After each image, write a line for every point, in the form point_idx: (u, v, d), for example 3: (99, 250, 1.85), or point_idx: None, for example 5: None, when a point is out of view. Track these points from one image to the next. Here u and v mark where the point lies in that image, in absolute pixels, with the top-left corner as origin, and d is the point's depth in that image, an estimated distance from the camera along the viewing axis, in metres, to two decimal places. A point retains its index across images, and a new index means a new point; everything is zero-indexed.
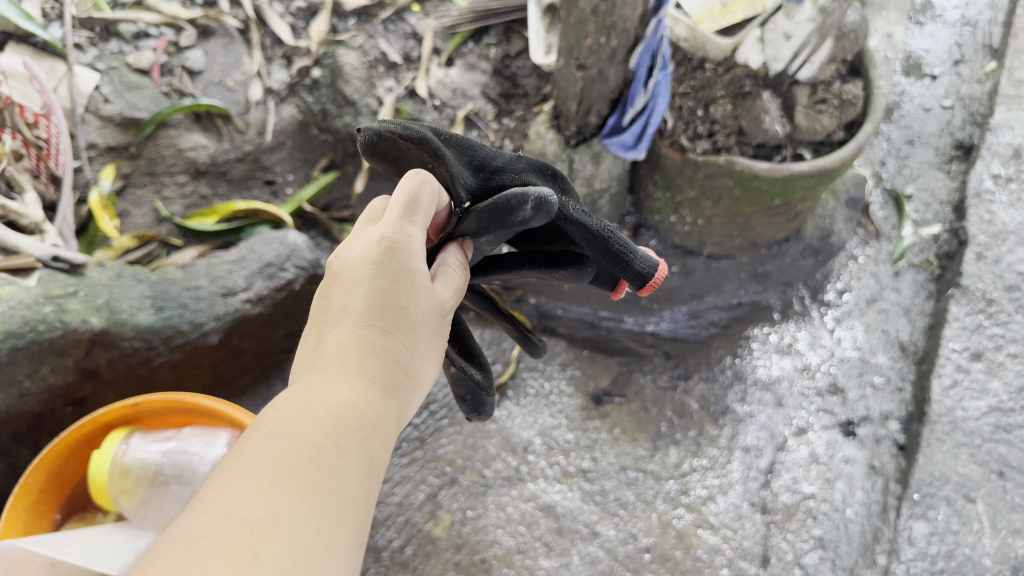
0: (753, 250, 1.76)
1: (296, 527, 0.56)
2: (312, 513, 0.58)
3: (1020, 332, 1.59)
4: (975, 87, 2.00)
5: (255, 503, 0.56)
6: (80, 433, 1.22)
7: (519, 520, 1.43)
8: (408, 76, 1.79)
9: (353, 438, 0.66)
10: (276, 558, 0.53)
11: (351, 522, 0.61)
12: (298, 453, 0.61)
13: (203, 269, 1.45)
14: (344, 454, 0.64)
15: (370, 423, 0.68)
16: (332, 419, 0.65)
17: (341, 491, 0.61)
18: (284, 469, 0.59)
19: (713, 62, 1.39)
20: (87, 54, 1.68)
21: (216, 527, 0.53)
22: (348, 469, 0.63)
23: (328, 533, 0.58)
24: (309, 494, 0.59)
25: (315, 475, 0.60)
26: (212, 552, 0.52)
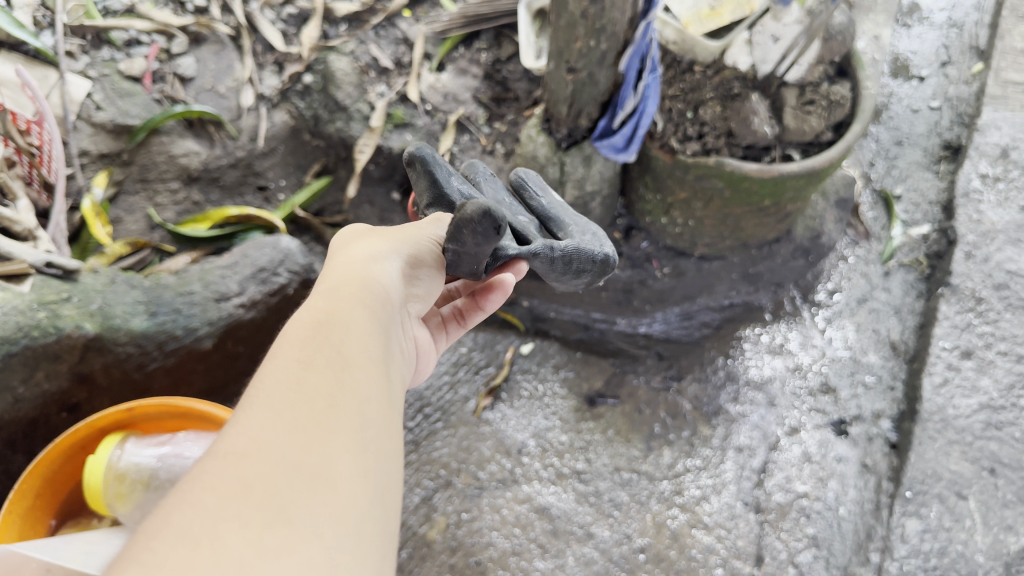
0: (744, 251, 1.75)
1: (278, 443, 0.57)
2: (291, 425, 0.59)
3: (1009, 330, 1.60)
4: (963, 88, 2.02)
5: (236, 439, 0.57)
6: (75, 438, 1.22)
7: (514, 522, 1.44)
8: (400, 81, 1.80)
9: (324, 350, 0.67)
10: (264, 474, 0.55)
11: (343, 423, 0.61)
12: (267, 387, 0.63)
13: (197, 275, 1.46)
14: (315, 368, 0.65)
15: (343, 334, 0.70)
16: (299, 346, 0.67)
17: (322, 398, 0.62)
18: (255, 405, 0.61)
19: (702, 64, 1.41)
20: (79, 61, 1.68)
21: (200, 470, 0.55)
22: (325, 377, 0.64)
23: (317, 439, 0.59)
24: (285, 412, 0.60)
25: (286, 395, 0.62)
26: (202, 489, 0.53)
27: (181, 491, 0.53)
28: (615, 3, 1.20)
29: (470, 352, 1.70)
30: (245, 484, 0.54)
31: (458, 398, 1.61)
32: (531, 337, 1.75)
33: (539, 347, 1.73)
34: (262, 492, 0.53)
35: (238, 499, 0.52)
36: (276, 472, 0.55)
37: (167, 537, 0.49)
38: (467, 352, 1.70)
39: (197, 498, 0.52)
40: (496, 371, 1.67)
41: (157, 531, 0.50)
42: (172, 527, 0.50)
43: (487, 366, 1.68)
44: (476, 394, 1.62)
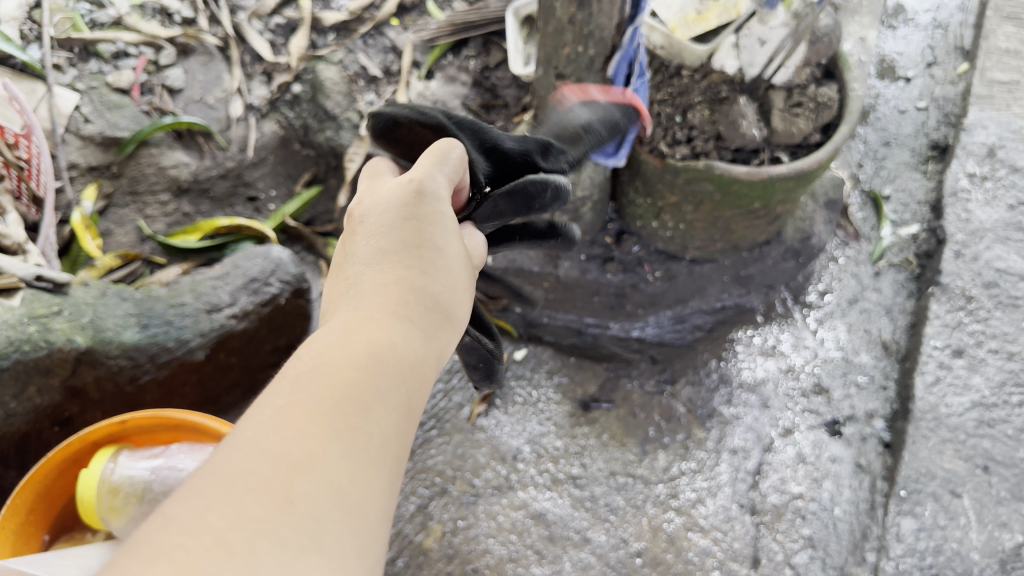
0: (736, 254, 1.75)
1: (330, 470, 0.61)
2: (348, 450, 0.63)
3: (999, 328, 1.61)
4: (949, 88, 2.03)
5: (292, 445, 0.60)
6: (67, 452, 1.21)
7: (510, 528, 1.44)
8: (389, 90, 1.80)
9: (390, 380, 0.70)
10: (309, 494, 0.58)
11: (386, 467, 0.65)
12: (335, 396, 0.65)
13: (188, 286, 1.45)
14: (379, 400, 0.68)
15: (408, 367, 0.72)
16: (370, 361, 0.69)
17: (376, 436, 0.65)
18: (320, 413, 0.63)
19: (689, 69, 1.41)
20: (66, 75, 1.68)
21: (250, 465, 0.58)
22: (385, 413, 0.67)
23: (363, 479, 0.62)
24: (346, 440, 0.63)
25: (350, 418, 0.64)
26: (248, 491, 0.57)
27: (228, 483, 0.57)
28: (603, 8, 1.21)
29: None
30: (290, 503, 0.57)
31: (452, 405, 1.62)
32: (523, 344, 1.77)
33: (533, 353, 1.74)
34: (304, 517, 0.57)
35: (281, 519, 0.56)
36: (321, 501, 0.59)
37: (203, 536, 0.53)
38: (460, 358, 1.70)
39: (244, 504, 0.56)
40: None
41: (195, 522, 0.54)
42: (211, 528, 0.54)
43: None
44: (470, 401, 1.62)
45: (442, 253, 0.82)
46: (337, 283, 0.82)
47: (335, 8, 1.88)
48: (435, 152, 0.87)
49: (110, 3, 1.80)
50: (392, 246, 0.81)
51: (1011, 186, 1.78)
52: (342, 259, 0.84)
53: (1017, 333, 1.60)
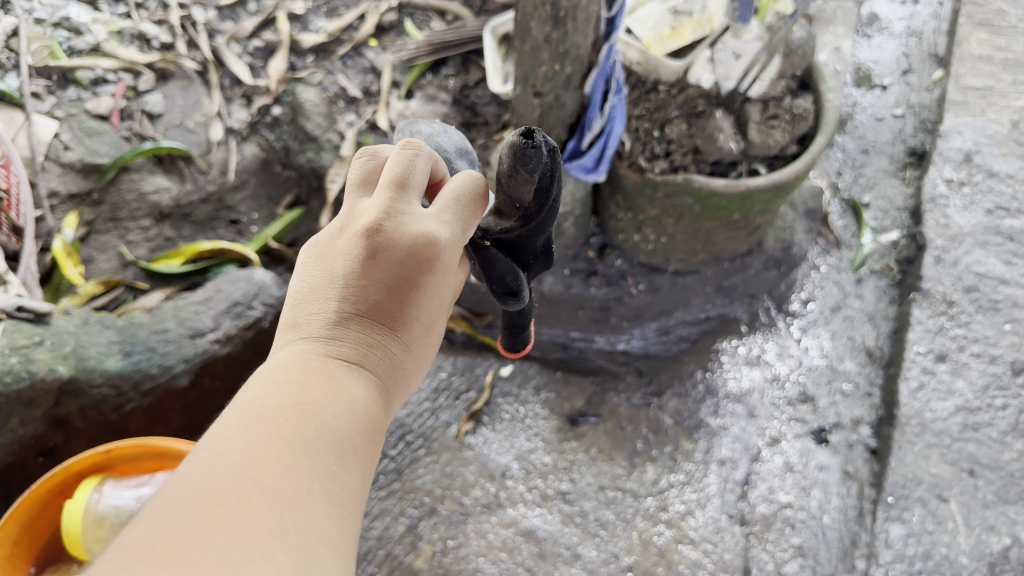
0: (717, 265, 1.76)
1: (313, 511, 0.61)
2: (329, 494, 0.63)
3: (981, 332, 1.62)
4: (924, 95, 2.06)
5: (282, 480, 0.60)
6: (50, 483, 1.20)
7: (501, 546, 1.43)
8: (369, 110, 1.81)
9: (364, 439, 0.70)
10: (298, 532, 0.58)
11: (354, 520, 0.65)
12: (318, 441, 0.65)
13: (170, 312, 1.45)
14: (355, 457, 0.68)
15: (375, 427, 0.72)
16: (350, 414, 0.69)
17: (350, 491, 0.65)
18: (308, 457, 0.63)
19: (666, 83, 1.43)
20: (45, 102, 1.69)
21: (242, 494, 0.58)
22: (357, 464, 0.68)
23: (340, 524, 0.62)
24: (327, 488, 0.63)
25: (331, 464, 0.65)
26: (243, 518, 0.57)
27: (225, 508, 0.56)
28: (578, 27, 1.21)
29: (450, 377, 1.70)
30: (283, 532, 0.57)
31: (439, 423, 1.61)
32: (509, 360, 1.76)
33: (519, 368, 1.74)
34: (294, 547, 0.57)
35: (275, 545, 0.56)
36: (309, 535, 0.59)
37: (210, 552, 0.53)
38: (446, 377, 1.70)
39: (243, 528, 0.56)
40: (475, 396, 1.66)
41: (201, 537, 0.54)
42: (216, 547, 0.54)
43: (467, 391, 1.67)
44: (457, 419, 1.62)
45: (426, 308, 0.80)
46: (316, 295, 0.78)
47: (313, 30, 1.92)
48: (458, 197, 0.80)
49: (87, 29, 1.81)
50: (385, 285, 0.76)
51: (988, 191, 1.80)
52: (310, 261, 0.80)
53: (998, 336, 1.62)
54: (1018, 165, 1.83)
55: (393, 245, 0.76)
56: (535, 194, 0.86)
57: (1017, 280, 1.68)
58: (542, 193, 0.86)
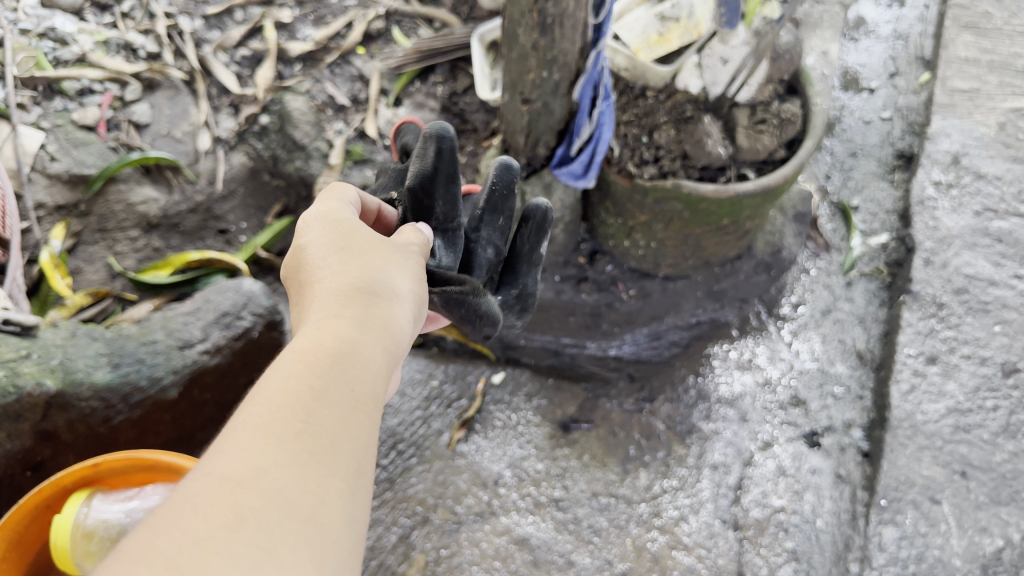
0: (707, 269, 1.77)
1: (275, 476, 0.58)
2: (292, 449, 0.60)
3: (971, 333, 1.63)
4: (911, 98, 2.07)
5: (236, 462, 0.58)
6: (37, 499, 1.19)
7: (494, 555, 1.42)
8: (357, 118, 1.81)
9: (327, 374, 0.67)
10: (258, 503, 0.56)
11: (339, 466, 0.62)
12: (273, 406, 0.63)
13: (159, 323, 1.44)
14: (322, 400, 0.65)
15: (349, 354, 0.70)
16: (303, 364, 0.67)
17: (323, 430, 0.63)
18: (260, 427, 0.61)
19: (654, 89, 1.43)
20: (31, 113, 1.67)
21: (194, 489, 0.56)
22: (330, 411, 0.65)
23: (314, 482, 0.60)
24: (287, 439, 0.61)
25: (293, 422, 0.62)
26: (191, 512, 0.54)
27: (173, 512, 0.54)
28: (565, 34, 1.21)
29: (441, 386, 1.69)
30: (240, 517, 0.55)
31: (431, 432, 1.60)
32: (501, 367, 1.76)
33: (510, 376, 1.74)
34: (257, 530, 0.54)
35: (230, 532, 0.53)
36: (273, 511, 0.56)
37: (152, 563, 0.50)
38: (438, 385, 1.69)
39: (190, 524, 0.53)
40: (467, 404, 1.66)
41: (145, 549, 0.51)
42: (162, 553, 0.51)
43: (459, 399, 1.67)
44: (449, 427, 1.62)
45: None
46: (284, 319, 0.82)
47: (300, 39, 1.92)
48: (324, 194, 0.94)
49: (72, 40, 1.80)
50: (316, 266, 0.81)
51: (976, 192, 1.81)
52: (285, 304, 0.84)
53: (988, 338, 1.62)
54: (1005, 166, 1.84)
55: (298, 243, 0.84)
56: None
57: (1007, 281, 1.69)
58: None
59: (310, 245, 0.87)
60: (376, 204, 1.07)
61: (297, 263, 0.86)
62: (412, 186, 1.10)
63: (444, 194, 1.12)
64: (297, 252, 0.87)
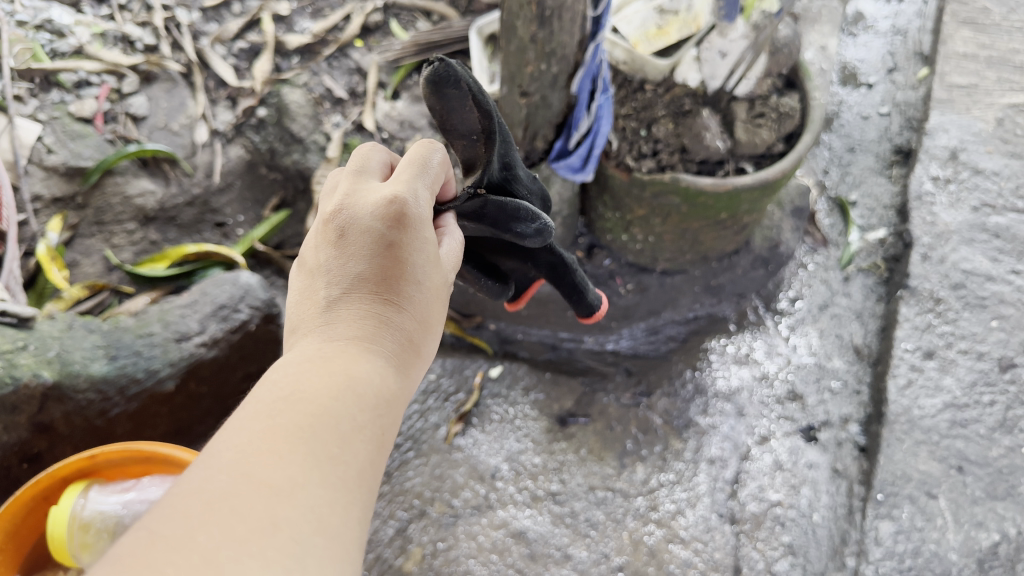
0: (704, 263, 1.78)
1: (312, 499, 0.59)
2: (330, 476, 0.61)
3: (968, 328, 1.63)
4: (909, 93, 2.07)
5: (275, 470, 0.59)
6: (36, 488, 1.19)
7: (491, 548, 1.43)
8: (355, 110, 1.80)
9: (363, 404, 0.68)
10: (294, 522, 0.57)
11: (363, 501, 0.64)
12: (315, 425, 0.64)
13: (156, 316, 1.44)
14: (357, 429, 0.67)
15: (384, 393, 0.71)
16: (346, 388, 0.68)
17: (355, 462, 0.64)
18: (303, 442, 0.62)
19: (652, 82, 1.41)
20: (28, 105, 1.67)
21: (233, 489, 0.57)
22: (362, 444, 0.66)
23: (341, 509, 0.61)
24: (325, 464, 0.62)
25: (332, 447, 0.63)
26: (230, 514, 0.55)
27: (211, 513, 0.55)
28: (564, 27, 1.21)
29: (439, 379, 1.69)
30: (275, 527, 0.56)
31: (428, 425, 1.60)
32: (498, 360, 1.76)
33: (508, 369, 1.74)
34: (290, 541, 0.56)
35: (266, 541, 0.55)
36: (307, 526, 0.57)
37: (192, 554, 0.52)
38: (435, 378, 1.69)
39: (231, 526, 0.54)
40: (465, 398, 1.66)
41: (185, 541, 0.52)
42: (200, 549, 0.52)
43: (456, 393, 1.67)
44: (447, 420, 1.61)
45: (421, 279, 0.78)
46: (308, 294, 0.79)
47: (298, 32, 1.92)
48: (416, 161, 0.82)
49: (69, 32, 1.80)
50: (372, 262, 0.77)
51: (974, 188, 1.81)
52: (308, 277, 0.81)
53: (985, 333, 1.62)
54: (1004, 162, 1.84)
55: (355, 219, 0.77)
56: (477, 115, 0.88)
57: (1004, 277, 1.69)
58: (482, 102, 0.87)
59: None
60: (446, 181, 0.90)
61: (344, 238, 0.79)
62: (493, 202, 0.96)
63: (477, 225, 1.00)
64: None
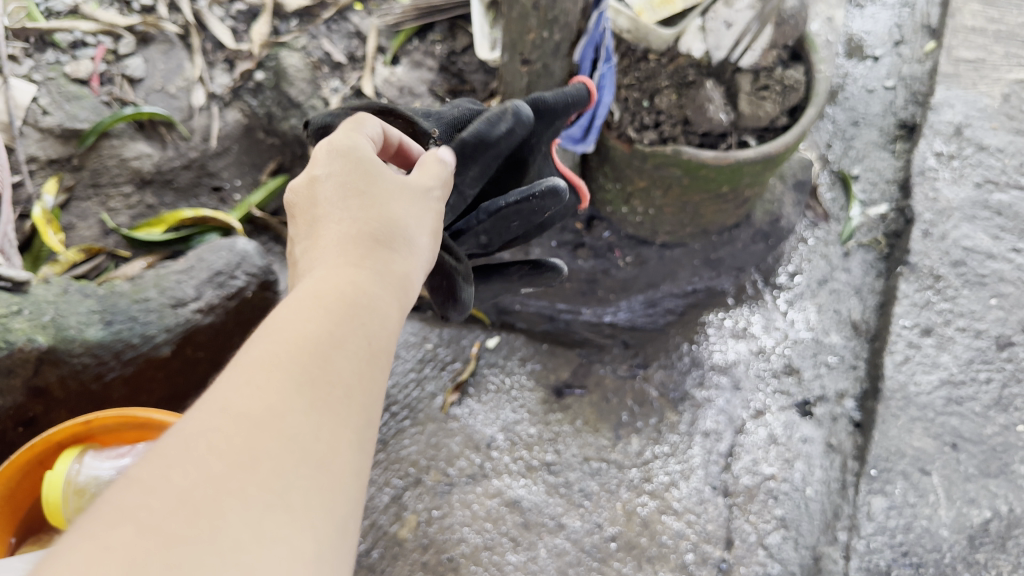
0: (704, 237, 1.74)
1: (293, 423, 0.59)
2: (312, 397, 0.61)
3: (967, 306, 1.63)
4: (916, 67, 2.05)
5: (253, 402, 0.59)
6: (30, 455, 1.19)
7: (485, 516, 1.44)
8: (353, 76, 1.78)
9: (345, 325, 0.68)
10: (273, 447, 0.57)
11: (353, 419, 0.63)
12: (293, 350, 0.64)
13: (152, 281, 1.42)
14: (337, 348, 0.66)
15: (370, 310, 0.71)
16: (325, 311, 0.68)
17: (339, 379, 0.64)
18: (280, 366, 0.62)
19: (655, 53, 1.38)
20: (23, 65, 1.65)
21: (211, 422, 0.56)
22: (348, 363, 0.66)
23: (326, 428, 0.61)
24: (305, 386, 0.62)
25: (314, 370, 0.63)
26: (208, 449, 0.55)
27: (188, 447, 0.54)
28: None
29: (435, 348, 1.68)
30: (255, 456, 0.56)
31: (425, 394, 1.60)
32: (496, 331, 1.75)
33: (505, 340, 1.73)
34: (271, 469, 0.56)
35: (246, 471, 0.55)
36: (288, 451, 0.57)
37: (169, 492, 0.51)
38: (432, 348, 1.68)
39: (207, 458, 0.54)
40: (461, 367, 1.65)
41: (161, 477, 0.52)
42: (177, 485, 0.52)
43: (453, 362, 1.66)
44: (442, 390, 1.61)
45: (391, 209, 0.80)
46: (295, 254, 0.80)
47: None
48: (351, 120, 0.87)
49: None
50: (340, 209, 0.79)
51: (977, 164, 1.80)
52: (297, 240, 0.82)
53: (984, 311, 1.62)
54: (1008, 139, 1.83)
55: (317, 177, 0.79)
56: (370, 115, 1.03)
57: (1004, 255, 1.68)
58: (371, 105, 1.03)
59: (328, 180, 0.81)
60: (400, 140, 0.98)
61: (313, 198, 0.82)
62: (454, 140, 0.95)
63: (481, 166, 0.98)
64: (312, 184, 0.82)
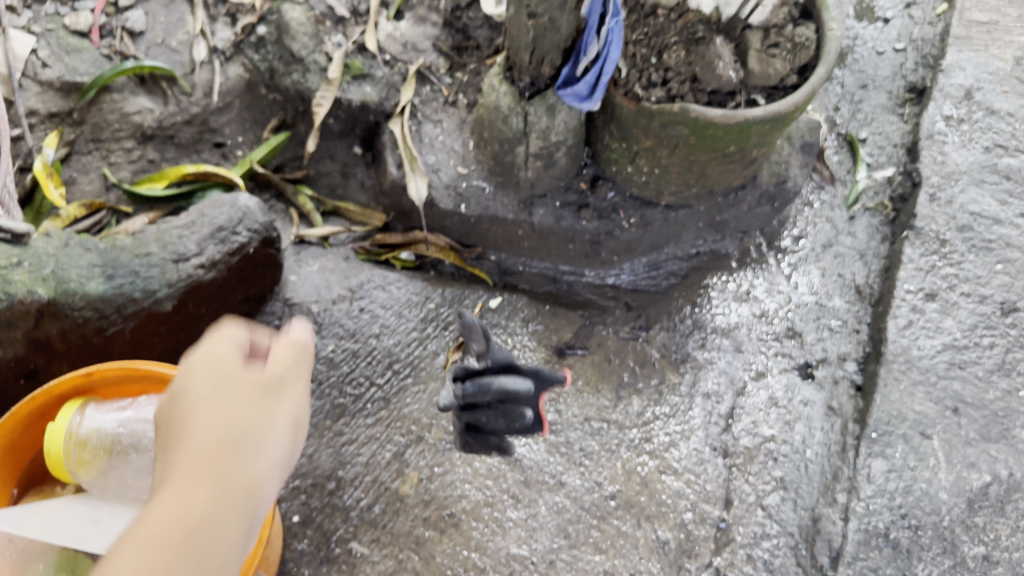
0: (709, 199, 1.71)
1: (202, 532, 0.69)
2: (223, 505, 0.72)
3: (972, 271, 1.62)
4: (927, 29, 2.01)
5: (174, 518, 0.69)
6: (31, 406, 1.19)
7: (486, 474, 1.44)
8: (357, 30, 1.72)
9: (234, 449, 0.76)
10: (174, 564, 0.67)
11: (243, 525, 0.73)
12: (199, 472, 0.73)
13: (154, 236, 1.42)
14: (235, 459, 0.75)
15: (253, 437, 0.78)
16: (216, 440, 0.76)
17: (235, 487, 0.74)
18: (189, 488, 0.71)
19: (665, 7, 1.35)
20: (21, 17, 1.65)
21: (135, 551, 0.66)
22: (247, 469, 0.75)
23: (228, 518, 0.72)
24: (209, 505, 0.71)
25: (211, 496, 0.72)
26: None
27: None
28: None
29: (438, 308, 1.65)
30: None
31: (427, 352, 1.59)
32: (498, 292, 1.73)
33: (507, 300, 1.71)
34: None
35: None
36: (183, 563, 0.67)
37: None
38: (434, 308, 1.65)
39: None
40: None
41: None
42: None
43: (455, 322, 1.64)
44: (445, 347, 1.59)
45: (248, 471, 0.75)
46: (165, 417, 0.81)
47: None
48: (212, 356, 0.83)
49: None
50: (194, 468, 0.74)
51: (987, 128, 1.78)
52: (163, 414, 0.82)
53: (989, 276, 1.61)
54: (1019, 103, 1.81)
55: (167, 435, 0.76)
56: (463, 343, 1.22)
57: (1011, 220, 1.67)
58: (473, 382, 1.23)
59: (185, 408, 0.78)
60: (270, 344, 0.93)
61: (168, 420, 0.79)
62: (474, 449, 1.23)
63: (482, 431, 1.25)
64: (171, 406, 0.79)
